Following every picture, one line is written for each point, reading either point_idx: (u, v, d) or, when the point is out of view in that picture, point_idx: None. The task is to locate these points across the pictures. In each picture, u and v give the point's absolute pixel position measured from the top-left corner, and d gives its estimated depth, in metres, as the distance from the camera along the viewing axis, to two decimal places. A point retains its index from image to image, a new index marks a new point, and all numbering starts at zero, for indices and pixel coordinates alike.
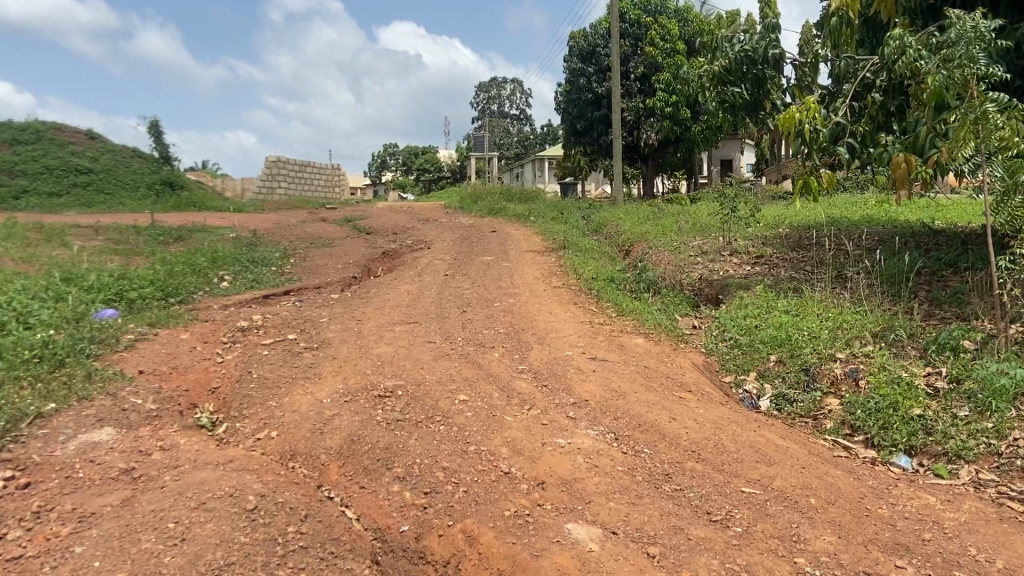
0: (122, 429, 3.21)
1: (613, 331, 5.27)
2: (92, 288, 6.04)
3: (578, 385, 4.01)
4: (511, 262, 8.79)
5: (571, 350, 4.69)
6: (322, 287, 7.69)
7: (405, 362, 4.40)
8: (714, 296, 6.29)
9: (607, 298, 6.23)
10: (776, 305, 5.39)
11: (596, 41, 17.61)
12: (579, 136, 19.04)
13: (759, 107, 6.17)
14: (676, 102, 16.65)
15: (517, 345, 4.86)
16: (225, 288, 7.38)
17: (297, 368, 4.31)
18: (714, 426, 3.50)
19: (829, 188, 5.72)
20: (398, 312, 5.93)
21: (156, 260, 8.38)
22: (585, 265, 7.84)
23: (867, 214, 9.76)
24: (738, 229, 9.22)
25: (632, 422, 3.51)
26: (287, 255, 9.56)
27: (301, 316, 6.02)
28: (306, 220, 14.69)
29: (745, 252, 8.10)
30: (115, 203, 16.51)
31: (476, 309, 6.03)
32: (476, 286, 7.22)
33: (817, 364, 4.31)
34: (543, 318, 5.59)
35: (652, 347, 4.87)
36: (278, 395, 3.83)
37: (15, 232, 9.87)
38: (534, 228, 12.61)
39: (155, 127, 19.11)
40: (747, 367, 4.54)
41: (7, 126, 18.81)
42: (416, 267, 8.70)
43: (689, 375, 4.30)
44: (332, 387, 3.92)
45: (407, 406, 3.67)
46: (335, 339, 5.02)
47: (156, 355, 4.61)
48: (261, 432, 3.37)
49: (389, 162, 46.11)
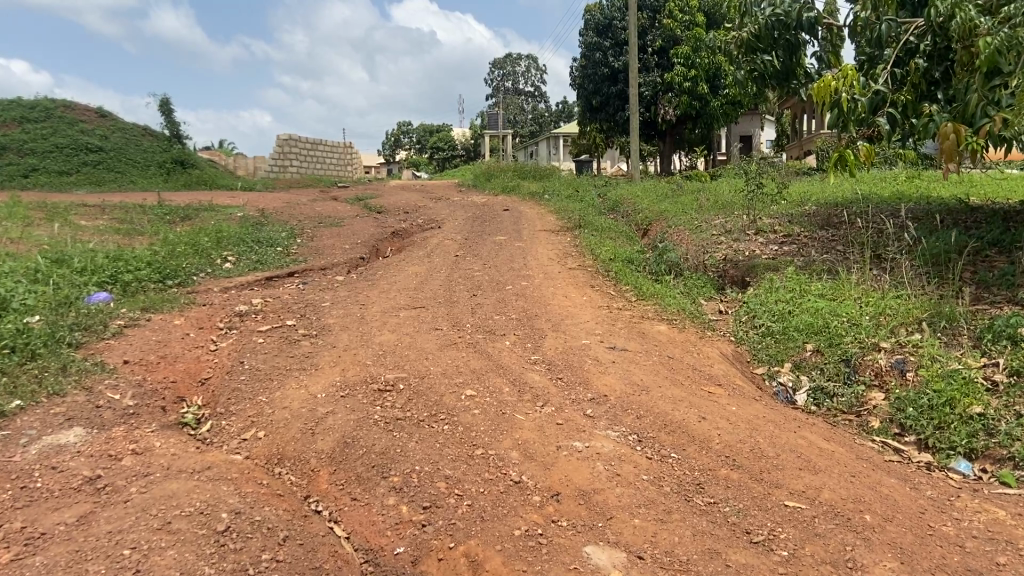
0: (93, 430, 2.91)
1: (634, 317, 4.91)
2: (85, 270, 5.75)
3: (597, 379, 3.67)
4: (525, 243, 8.43)
5: (588, 339, 4.34)
6: (328, 269, 7.37)
7: (408, 351, 4.07)
8: (740, 278, 5.92)
9: (626, 281, 5.87)
10: (810, 288, 5.01)
11: (613, 14, 17.11)
12: (595, 112, 18.57)
13: (791, 77, 5.74)
14: (696, 76, 16.15)
15: (530, 332, 4.52)
16: (227, 270, 7.08)
17: (294, 359, 4.00)
18: (749, 426, 3.15)
19: (866, 163, 5.27)
20: (404, 296, 5.60)
21: (159, 240, 8.10)
22: (603, 245, 7.47)
23: (898, 190, 9.30)
24: (763, 208, 8.80)
25: (657, 422, 3.17)
26: (294, 235, 9.26)
27: (303, 299, 5.71)
28: (316, 199, 14.40)
29: (771, 232, 7.71)
30: (125, 181, 16.27)
31: (487, 293, 5.69)
32: (488, 267, 6.88)
33: (859, 354, 3.96)
34: (558, 303, 5.24)
35: (676, 335, 4.52)
36: (270, 389, 3.52)
37: (17, 211, 9.62)
38: (549, 207, 12.20)
39: (165, 105, 18.83)
40: (780, 357, 4.18)
41: (17, 103, 18.61)
42: (426, 248, 8.36)
43: (718, 367, 3.95)
44: (329, 380, 3.60)
45: (409, 403, 3.35)
46: (335, 325, 4.70)
47: (144, 342, 4.32)
48: (248, 432, 3.06)
49: (403, 140, 45.67)
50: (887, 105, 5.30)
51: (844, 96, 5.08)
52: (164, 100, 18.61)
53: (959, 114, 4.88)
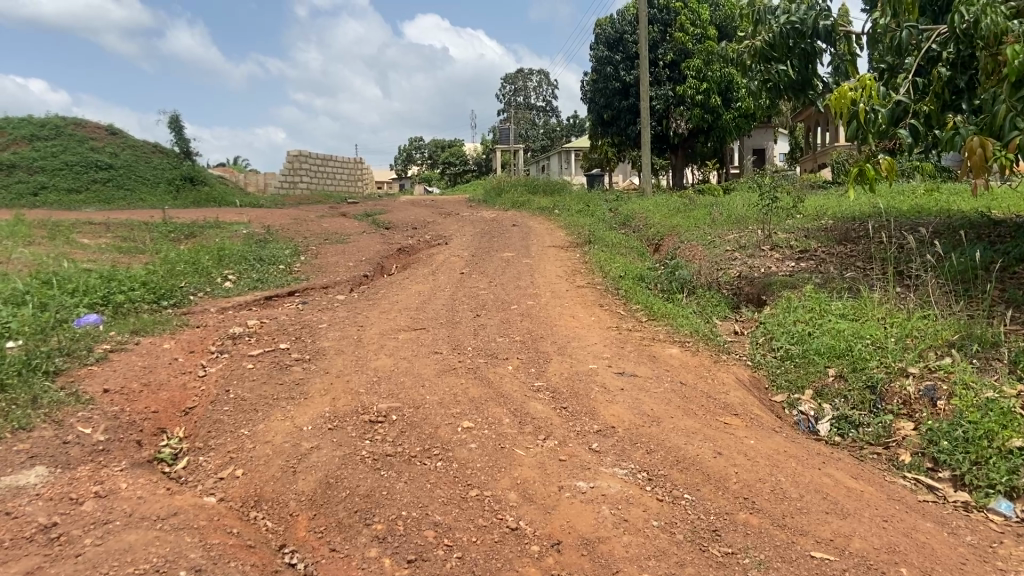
0: (56, 470, 2.69)
1: (644, 339, 4.66)
2: (76, 291, 5.57)
3: (604, 408, 3.42)
4: (533, 259, 8.20)
5: (595, 363, 4.09)
6: (330, 288, 7.16)
7: (404, 378, 3.83)
8: (756, 296, 5.66)
9: (637, 300, 5.63)
10: (830, 307, 4.76)
11: (623, 28, 16.91)
12: (606, 125, 18.39)
13: (807, 87, 5.50)
14: (708, 88, 15.91)
15: (534, 356, 4.28)
16: (226, 289, 6.89)
17: (283, 386, 3.77)
18: (769, 463, 2.89)
19: (887, 177, 5.00)
20: (405, 316, 5.38)
21: (160, 258, 7.93)
22: (613, 262, 7.24)
23: (916, 203, 9.02)
24: (779, 223, 8.54)
25: (668, 458, 2.92)
26: (297, 253, 9.08)
27: (300, 320, 5.50)
28: (324, 215, 14.26)
29: (787, 246, 7.45)
30: (134, 198, 16.20)
31: (491, 312, 5.46)
32: (493, 285, 6.65)
33: (885, 381, 3.70)
34: (565, 324, 5.00)
35: (689, 359, 4.26)
36: (253, 421, 3.30)
37: (19, 230, 9.50)
38: (559, 222, 11.99)
39: (175, 122, 18.80)
40: (800, 383, 3.92)
41: (27, 122, 18.63)
42: (431, 265, 8.14)
43: (734, 395, 3.68)
44: (317, 411, 3.38)
45: (400, 436, 3.11)
46: (330, 349, 4.48)
47: (129, 368, 4.11)
48: (225, 470, 2.83)
49: (414, 155, 45.68)
50: (908, 115, 5.04)
51: (863, 107, 4.82)
52: (174, 117, 18.57)
53: (986, 125, 4.59)
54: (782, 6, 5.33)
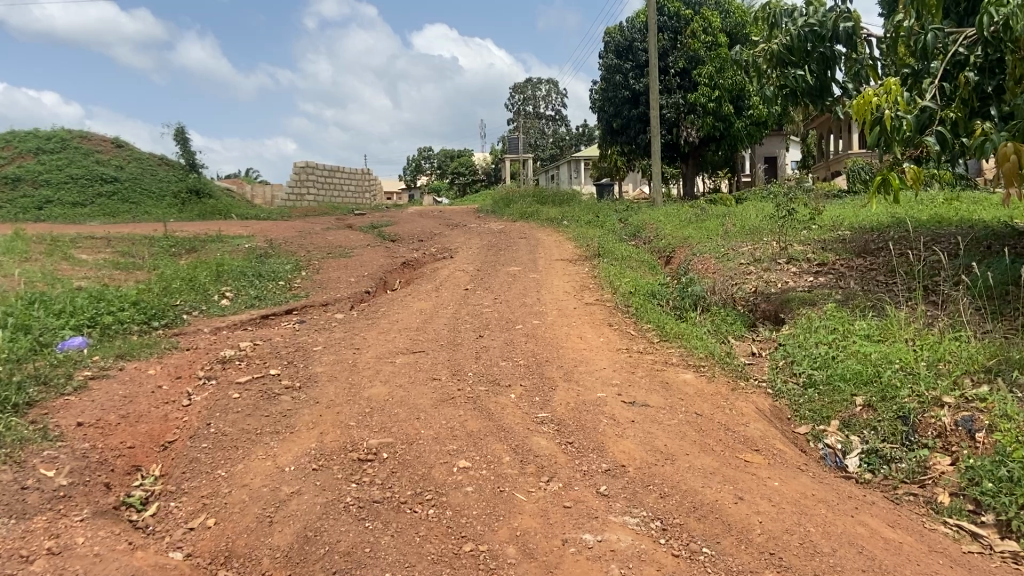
0: (8, 521, 2.44)
1: (656, 363, 4.38)
2: (62, 313, 5.34)
3: (613, 444, 3.15)
4: (540, 274, 7.94)
5: (604, 392, 3.81)
6: (329, 305, 6.93)
7: (398, 409, 3.56)
8: (774, 314, 5.37)
9: (648, 319, 5.35)
10: (854, 327, 4.48)
11: (633, 36, 16.66)
12: (616, 135, 18.14)
13: (825, 94, 5.21)
14: (720, 96, 15.65)
15: (539, 383, 4.01)
16: (222, 308, 6.66)
17: (267, 419, 3.51)
18: (797, 510, 2.62)
19: (913, 186, 4.69)
20: (404, 338, 5.11)
21: (157, 274, 7.71)
22: (622, 277, 6.96)
23: (936, 214, 8.71)
24: (794, 234, 8.25)
25: (684, 503, 2.65)
26: (299, 268, 8.84)
27: (295, 341, 5.25)
28: (330, 227, 14.04)
29: (803, 259, 7.16)
30: (139, 212, 16.04)
31: (495, 333, 5.19)
32: (497, 303, 6.39)
33: (918, 411, 3.41)
34: (572, 346, 4.73)
35: (705, 386, 3.98)
36: (232, 460, 3.04)
37: (16, 245, 9.30)
38: (568, 233, 11.73)
39: (181, 134, 18.67)
40: (826, 413, 3.63)
41: (33, 135, 18.53)
42: (434, 281, 7.88)
43: (755, 428, 3.40)
44: (302, 448, 3.12)
45: (390, 477, 2.85)
46: (322, 375, 4.23)
47: (108, 398, 3.87)
48: (196, 519, 2.59)
49: (423, 165, 45.52)
50: (934, 122, 4.74)
51: (887, 113, 4.53)
52: (180, 130, 18.45)
53: (1020, 131, 4.28)
54: (799, 9, 5.08)
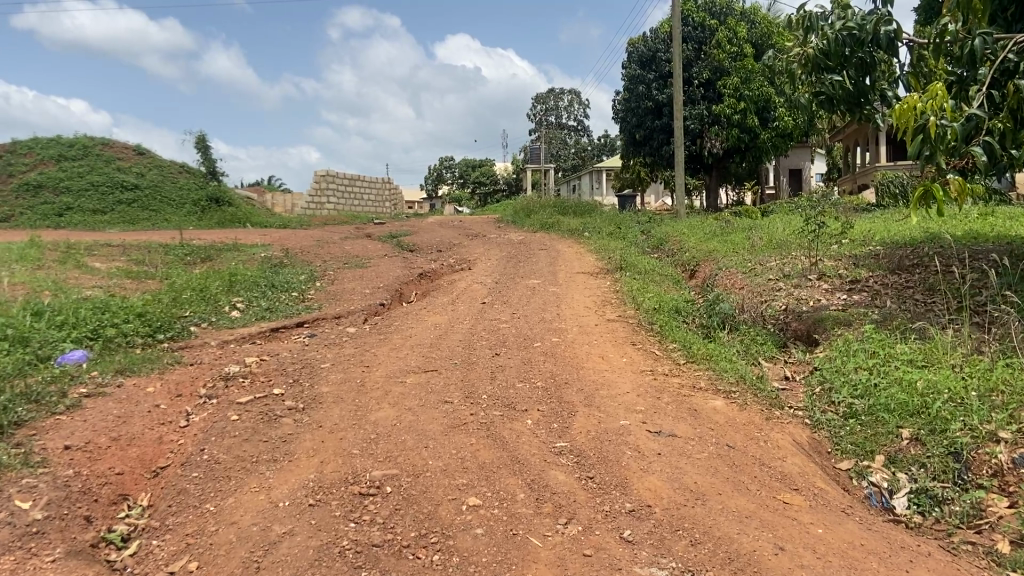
0: None
1: (683, 388, 4.10)
2: (64, 324, 5.15)
3: (637, 480, 2.89)
4: (560, 288, 7.68)
5: (627, 420, 3.54)
6: (342, 318, 6.71)
7: (406, 436, 3.32)
8: (807, 334, 5.07)
9: (673, 338, 5.06)
10: (895, 351, 4.18)
11: (657, 46, 16.40)
12: (638, 146, 17.87)
13: (864, 101, 4.91)
14: (745, 108, 15.33)
15: (558, 408, 3.75)
16: (231, 319, 6.46)
17: (266, 445, 3.28)
18: (845, 564, 2.37)
19: (958, 200, 4.38)
20: (416, 355, 4.87)
21: (168, 284, 7.55)
22: (646, 292, 6.68)
23: (973, 229, 8.35)
24: (825, 249, 7.94)
25: (717, 554, 2.38)
26: (313, 278, 8.65)
27: (302, 357, 5.02)
28: (348, 237, 13.86)
29: (836, 276, 6.84)
30: (159, 219, 15.97)
31: (511, 352, 4.94)
32: (515, 318, 6.13)
33: (972, 446, 3.10)
34: (592, 368, 4.46)
35: (737, 415, 3.68)
36: (223, 492, 2.80)
37: (30, 253, 9.19)
38: (588, 245, 11.46)
39: (202, 141, 18.65)
40: (870, 446, 3.33)
41: (56, 142, 18.57)
42: (451, 293, 7.65)
43: (792, 464, 3.12)
44: (299, 480, 2.88)
45: (392, 516, 2.60)
46: (327, 396, 4.00)
47: (101, 418, 3.66)
48: (178, 561, 2.37)
49: (444, 174, 45.40)
50: (982, 131, 4.43)
51: (932, 120, 4.22)
52: (202, 138, 18.41)
53: None
54: (838, 11, 4.76)
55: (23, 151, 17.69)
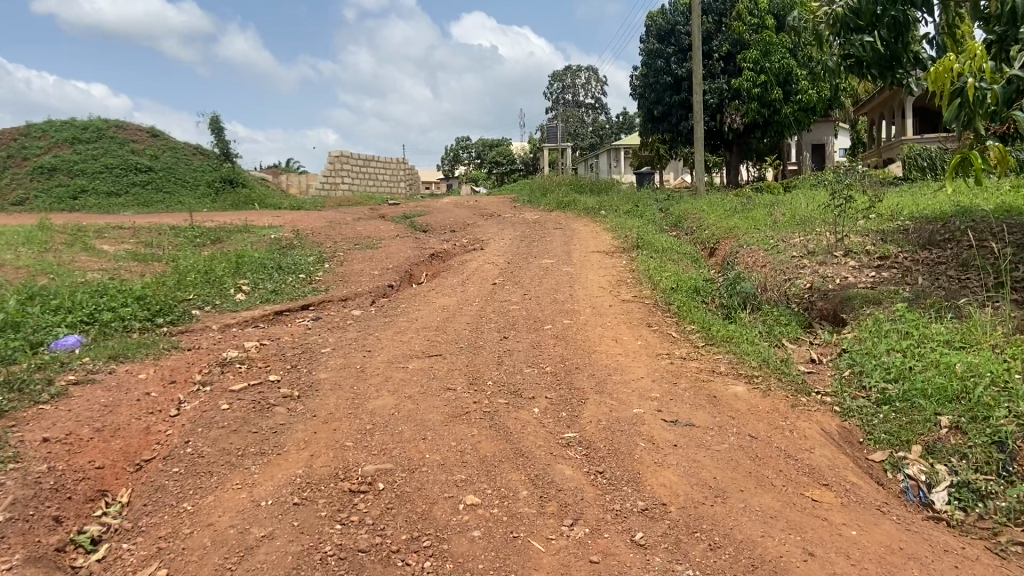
0: None
1: (701, 372, 3.86)
2: (59, 309, 4.98)
3: (650, 474, 2.66)
4: (574, 267, 7.43)
5: (640, 408, 3.30)
6: (348, 301, 6.50)
7: (403, 427, 3.10)
8: (834, 313, 4.79)
9: (692, 319, 4.80)
10: (930, 331, 3.90)
11: (676, 19, 15.97)
12: (657, 121, 17.48)
13: (896, 64, 4.62)
14: (765, 81, 14.89)
15: (567, 395, 3.52)
16: (235, 303, 6.27)
17: (255, 436, 3.07)
18: (882, 571, 2.13)
19: (998, 169, 4.04)
20: (421, 339, 4.65)
21: (173, 266, 7.38)
22: (663, 270, 6.42)
23: (1006, 201, 7.98)
24: (851, 225, 7.61)
25: (737, 562, 2.14)
26: (322, 260, 8.45)
27: (303, 342, 4.81)
28: (362, 217, 13.65)
29: (862, 252, 6.53)
30: (173, 201, 15.85)
31: (521, 334, 4.71)
32: (527, 299, 5.89)
33: (1019, 436, 2.83)
34: (605, 351, 4.23)
35: (759, 402, 3.44)
36: (203, 489, 2.60)
37: (37, 236, 9.06)
38: (605, 223, 11.19)
39: (215, 123, 18.49)
40: (906, 436, 3.06)
41: (69, 125, 18.47)
42: (462, 274, 7.43)
43: (820, 457, 2.87)
44: (286, 476, 2.67)
45: (382, 516, 2.39)
46: (325, 383, 3.79)
47: (86, 407, 3.47)
48: (146, 569, 2.17)
49: (461, 154, 45.00)
50: None
51: (971, 84, 3.90)
52: (215, 119, 18.23)
53: None
54: None
55: (38, 134, 17.60)
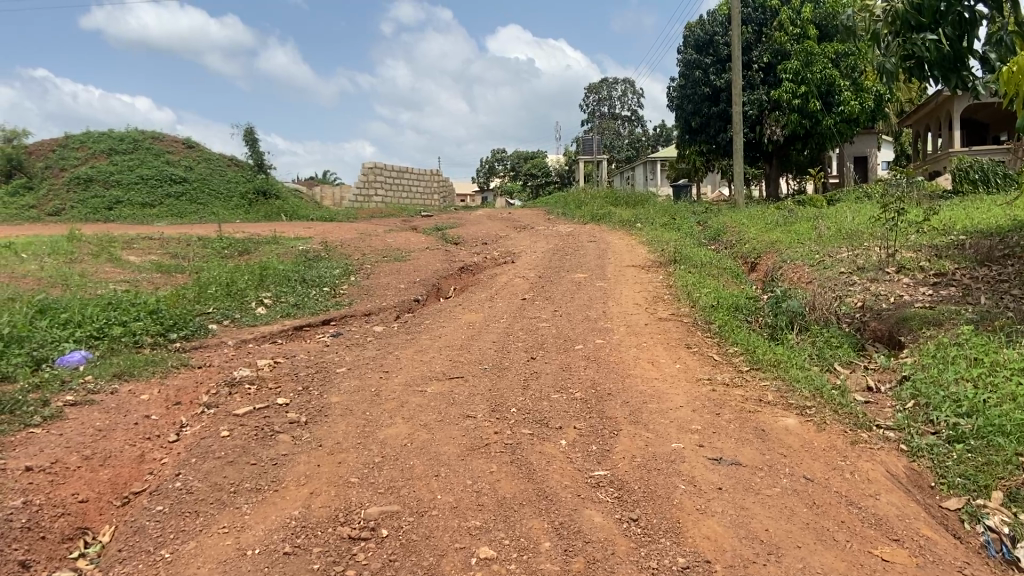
0: None
1: (747, 402, 3.50)
2: (69, 323, 4.78)
3: (692, 524, 2.32)
4: (608, 282, 7.10)
5: (680, 443, 2.96)
6: (371, 316, 6.24)
7: (415, 460, 2.80)
8: (890, 336, 4.39)
9: (735, 341, 4.44)
10: (1003, 359, 3.49)
11: (714, 30, 15.59)
12: (694, 133, 17.08)
13: (960, 66, 4.22)
14: (807, 92, 14.42)
15: (598, 426, 3.18)
16: (255, 316, 6.04)
17: (252, 469, 2.79)
18: None
19: None
20: (442, 359, 4.35)
21: (196, 278, 7.19)
22: (703, 286, 6.05)
23: None
24: (902, 240, 7.17)
25: None
26: (348, 272, 8.22)
27: (318, 361, 4.54)
28: (394, 229, 13.45)
29: (917, 268, 6.10)
30: (207, 212, 15.82)
31: (549, 355, 4.38)
32: (558, 316, 5.57)
33: None
34: (640, 376, 3.89)
35: (814, 438, 3.07)
36: (187, 532, 2.34)
37: (65, 247, 8.96)
38: (641, 236, 10.83)
39: (250, 134, 18.49)
40: (985, 481, 2.67)
41: (108, 136, 18.62)
42: (490, 288, 7.13)
43: (887, 505, 2.51)
44: (279, 518, 2.38)
45: (383, 571, 2.09)
46: (335, 408, 3.50)
47: (80, 431, 3.23)
48: None
49: (496, 167, 44.81)
50: None
51: None
52: (250, 131, 18.24)
53: None
54: None
55: (77, 146, 17.75)
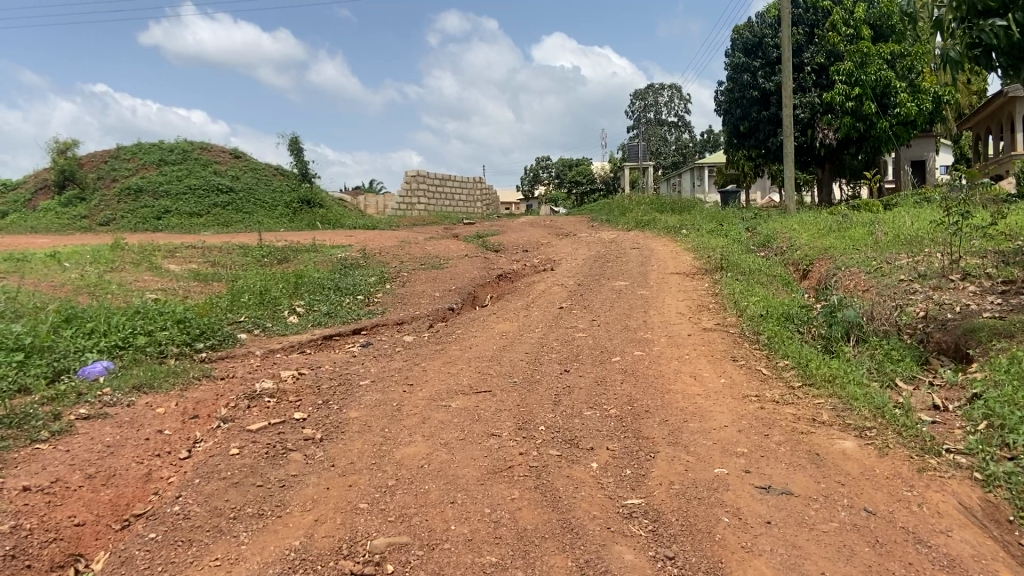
0: None
1: (799, 422, 3.20)
2: (93, 332, 4.67)
3: (735, 565, 2.05)
4: (650, 290, 6.80)
5: (724, 467, 2.68)
6: (404, 325, 6.06)
7: (430, 485, 2.57)
8: (956, 349, 4.03)
9: (786, 354, 4.12)
10: None
11: (763, 32, 15.15)
12: (742, 138, 16.64)
13: None
14: (860, 94, 13.90)
15: (634, 447, 2.92)
16: (286, 325, 5.90)
17: (257, 492, 2.59)
18: None
19: None
20: (471, 371, 4.12)
21: (231, 286, 7.11)
22: (751, 294, 5.73)
23: None
24: (965, 246, 6.73)
25: None
26: (384, 280, 8.07)
27: (343, 372, 4.35)
28: (435, 236, 13.30)
29: (983, 276, 5.69)
30: (252, 221, 15.91)
31: (585, 368, 4.13)
32: (596, 326, 5.30)
33: None
34: (681, 391, 3.61)
35: (874, 464, 2.76)
36: (178, 565, 2.15)
37: (108, 256, 8.99)
38: (686, 243, 10.48)
39: (295, 143, 18.59)
40: None
41: (157, 147, 18.90)
42: (528, 296, 6.90)
43: (961, 545, 2.20)
44: (278, 549, 2.18)
45: None
46: (354, 425, 3.30)
47: (86, 448, 3.07)
48: None
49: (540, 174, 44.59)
50: None
51: None
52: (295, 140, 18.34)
53: None
54: None
55: (127, 157, 18.05)
